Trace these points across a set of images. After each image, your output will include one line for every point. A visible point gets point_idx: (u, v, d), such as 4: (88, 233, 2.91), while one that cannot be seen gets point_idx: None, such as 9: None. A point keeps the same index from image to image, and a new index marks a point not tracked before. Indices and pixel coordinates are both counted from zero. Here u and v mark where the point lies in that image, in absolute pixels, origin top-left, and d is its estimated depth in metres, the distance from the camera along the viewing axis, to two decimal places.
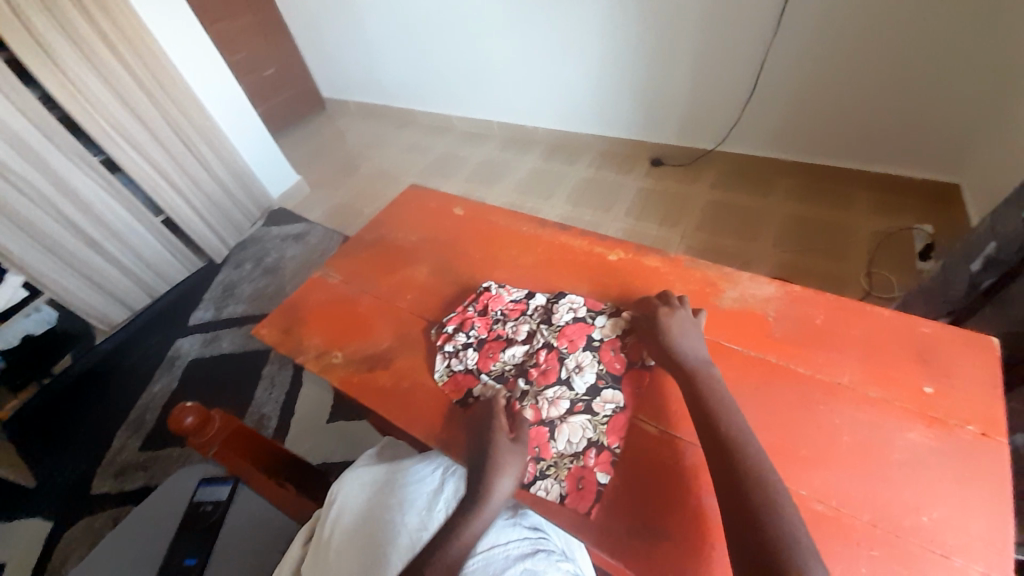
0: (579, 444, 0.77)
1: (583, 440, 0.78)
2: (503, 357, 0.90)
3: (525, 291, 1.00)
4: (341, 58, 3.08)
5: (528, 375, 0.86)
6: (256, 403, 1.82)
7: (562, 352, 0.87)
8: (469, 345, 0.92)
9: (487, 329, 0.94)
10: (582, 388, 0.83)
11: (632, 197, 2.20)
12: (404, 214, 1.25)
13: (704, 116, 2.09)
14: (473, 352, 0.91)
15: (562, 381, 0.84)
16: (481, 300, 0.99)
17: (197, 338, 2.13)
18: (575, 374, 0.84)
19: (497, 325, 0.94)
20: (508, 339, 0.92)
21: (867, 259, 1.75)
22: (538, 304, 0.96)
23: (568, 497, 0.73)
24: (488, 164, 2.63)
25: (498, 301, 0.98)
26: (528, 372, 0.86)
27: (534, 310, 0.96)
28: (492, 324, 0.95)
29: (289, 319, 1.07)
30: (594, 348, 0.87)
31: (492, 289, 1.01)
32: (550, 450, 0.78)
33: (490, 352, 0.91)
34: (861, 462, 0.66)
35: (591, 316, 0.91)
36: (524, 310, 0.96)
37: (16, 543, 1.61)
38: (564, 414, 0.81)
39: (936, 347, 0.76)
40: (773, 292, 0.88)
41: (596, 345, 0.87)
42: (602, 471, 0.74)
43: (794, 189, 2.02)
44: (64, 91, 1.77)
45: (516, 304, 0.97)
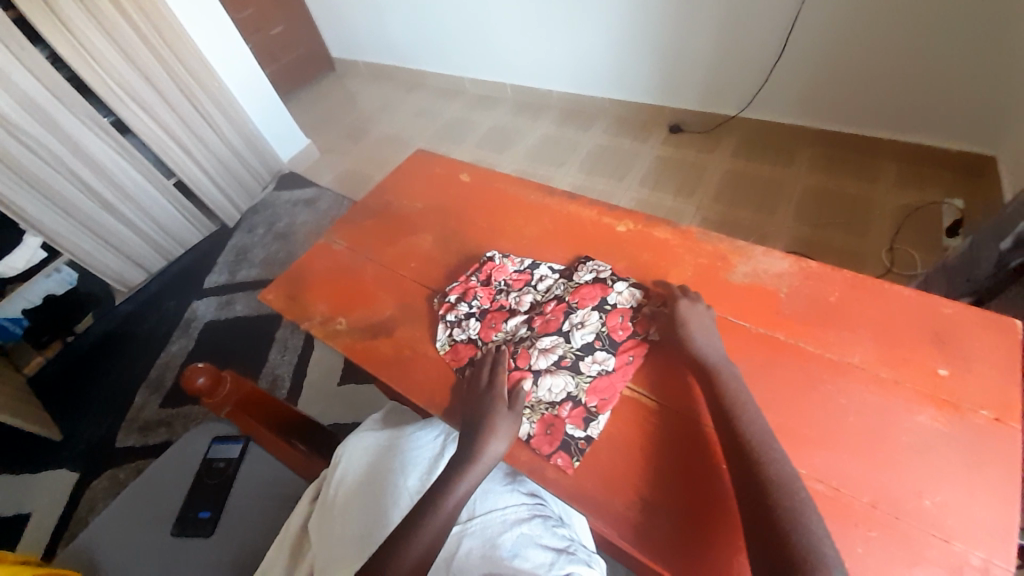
0: (558, 395, 0.80)
1: (563, 392, 0.80)
2: (505, 326, 0.89)
3: (529, 262, 0.98)
4: (350, 15, 2.97)
5: (526, 338, 0.86)
6: (270, 365, 1.87)
7: (570, 307, 0.88)
8: (471, 315, 0.91)
9: (490, 300, 0.93)
10: (577, 345, 0.83)
11: (647, 165, 2.13)
12: (409, 180, 1.23)
13: (728, 81, 1.98)
14: (475, 322, 0.90)
15: (561, 335, 0.85)
16: (484, 270, 0.98)
17: (212, 301, 2.17)
18: (576, 331, 0.85)
19: (500, 296, 0.93)
20: (511, 307, 0.92)
21: (891, 233, 1.68)
22: (542, 276, 0.95)
23: (534, 437, 0.78)
24: (500, 129, 2.55)
25: (501, 272, 0.97)
26: (531, 318, 0.89)
27: (538, 282, 0.94)
28: (494, 295, 0.93)
29: (294, 285, 1.07)
30: (604, 312, 0.86)
31: (495, 259, 0.99)
32: (531, 393, 0.81)
33: (493, 322, 0.90)
34: (865, 443, 0.65)
35: (612, 280, 0.89)
36: (527, 282, 0.95)
37: (48, 490, 1.71)
38: (551, 364, 0.82)
39: (955, 329, 0.73)
40: (786, 268, 0.85)
41: (607, 309, 0.86)
42: (573, 423, 0.77)
43: (818, 157, 1.93)
44: (71, 50, 1.74)
45: (520, 276, 0.96)
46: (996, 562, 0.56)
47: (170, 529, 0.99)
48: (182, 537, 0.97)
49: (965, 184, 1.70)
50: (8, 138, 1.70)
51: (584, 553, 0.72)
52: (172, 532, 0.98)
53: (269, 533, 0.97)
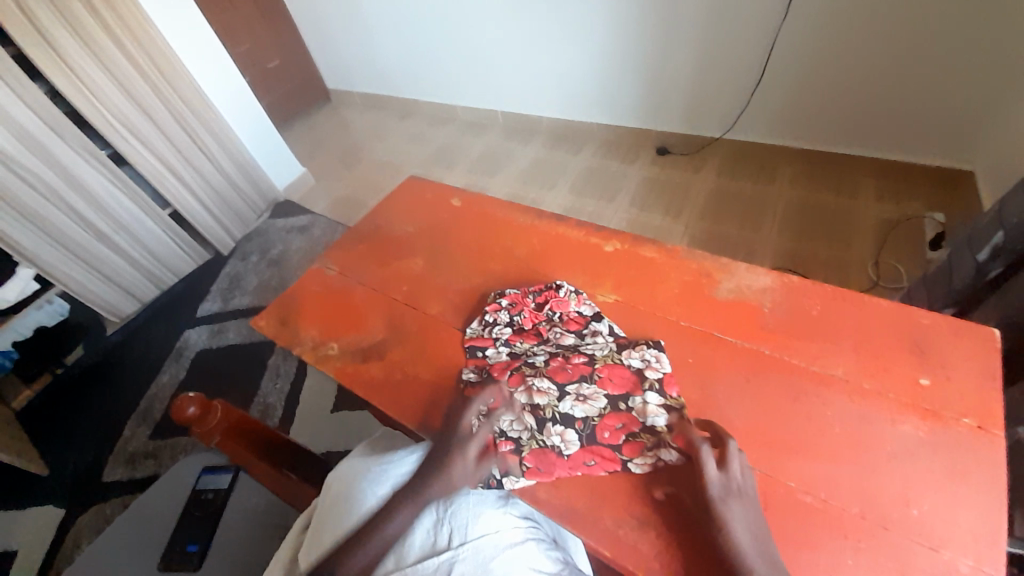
0: (508, 428, 0.80)
1: (515, 429, 0.80)
2: (531, 348, 0.89)
3: (594, 309, 0.91)
4: (344, 48, 3.06)
5: (536, 367, 0.85)
6: (262, 392, 1.85)
7: (591, 376, 0.81)
8: (505, 325, 0.92)
9: (530, 323, 0.92)
10: (562, 411, 0.79)
11: (635, 186, 2.18)
12: (400, 205, 1.25)
13: (710, 104, 2.05)
14: (505, 331, 0.91)
15: (558, 389, 0.81)
16: (546, 294, 0.95)
17: (204, 329, 2.16)
18: (572, 400, 0.80)
19: (543, 325, 0.91)
20: (541, 338, 0.90)
21: (875, 248, 1.71)
22: (594, 330, 0.88)
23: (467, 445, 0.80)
24: (491, 153, 2.61)
25: (562, 306, 0.92)
26: (553, 359, 0.85)
27: (587, 333, 0.88)
28: (538, 320, 0.92)
29: (286, 310, 1.07)
30: (617, 406, 0.77)
31: (561, 290, 0.95)
32: (496, 411, 0.82)
33: (521, 338, 0.90)
34: (852, 452, 0.66)
35: (652, 382, 0.78)
36: (579, 328, 0.89)
37: (31, 528, 1.66)
38: (524, 406, 0.81)
39: (934, 338, 0.74)
40: (769, 283, 0.86)
41: (620, 409, 0.77)
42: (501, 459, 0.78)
43: (800, 176, 1.98)
44: (69, 84, 1.78)
45: (578, 318, 0.91)
46: (985, 568, 0.56)
47: (155, 563, 0.96)
48: (167, 571, 0.95)
49: (944, 198, 1.75)
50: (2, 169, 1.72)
51: (581, 574, 0.72)
52: (158, 566, 0.95)
53: (257, 565, 0.94)
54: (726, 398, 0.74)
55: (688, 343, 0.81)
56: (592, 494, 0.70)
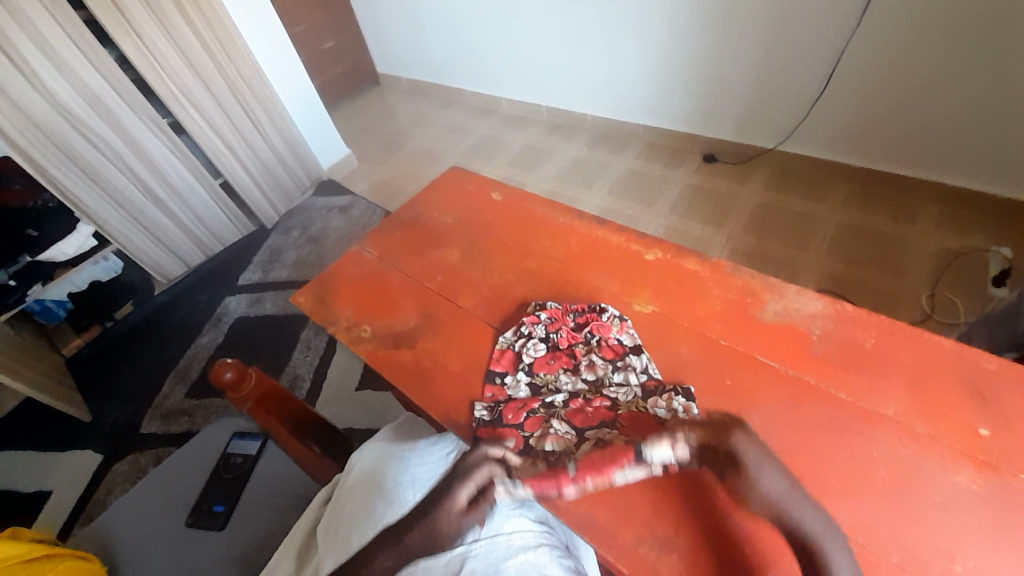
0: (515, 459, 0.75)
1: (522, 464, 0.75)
2: (556, 380, 0.85)
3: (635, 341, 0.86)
4: (396, 34, 3.09)
5: (554, 408, 0.81)
6: (292, 363, 1.91)
7: (611, 422, 0.76)
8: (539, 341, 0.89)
9: (566, 343, 0.88)
10: (577, 454, 0.74)
11: (677, 192, 2.12)
12: (441, 195, 1.26)
13: (765, 113, 1.97)
14: (539, 349, 0.88)
15: (575, 433, 0.77)
16: (588, 316, 0.91)
17: (244, 298, 2.24)
18: (590, 445, 0.74)
19: (577, 351, 0.87)
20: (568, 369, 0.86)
21: (931, 278, 1.61)
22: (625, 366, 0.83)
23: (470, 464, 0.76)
24: (532, 148, 2.59)
25: (605, 331, 0.87)
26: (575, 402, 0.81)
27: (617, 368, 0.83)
28: (573, 344, 0.88)
29: (323, 289, 1.10)
30: (635, 448, 0.72)
31: (604, 315, 0.90)
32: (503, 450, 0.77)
33: (552, 360, 0.87)
34: (895, 498, 0.62)
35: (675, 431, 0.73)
36: (613, 360, 0.84)
37: (74, 468, 1.78)
38: (535, 450, 0.76)
39: (997, 384, 0.69)
40: (819, 309, 0.82)
41: (638, 448, 0.72)
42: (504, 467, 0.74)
43: (856, 194, 1.88)
44: (137, 53, 1.87)
45: (614, 347, 0.86)
46: None
47: (184, 519, 1.01)
48: (194, 528, 0.99)
49: (1012, 231, 1.64)
50: (72, 131, 1.82)
51: None
52: (186, 522, 1.00)
53: (277, 533, 0.98)
54: (764, 426, 0.71)
55: (727, 364, 0.79)
56: (614, 505, 0.69)
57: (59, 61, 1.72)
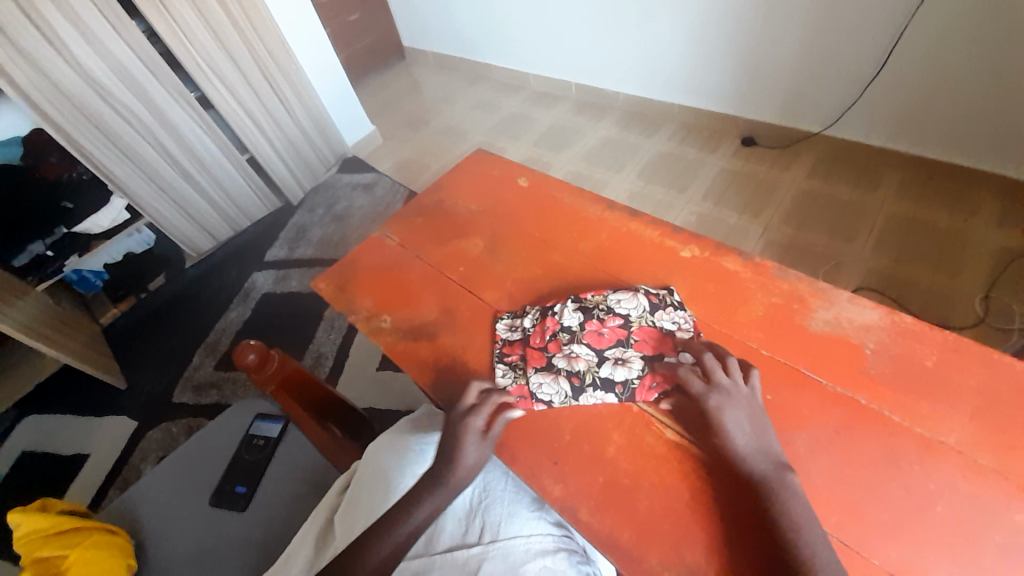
0: (539, 385, 0.80)
1: (547, 390, 0.79)
2: (575, 327, 0.82)
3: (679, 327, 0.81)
4: (422, 5, 2.99)
5: (573, 333, 0.82)
6: (316, 341, 1.93)
7: (627, 341, 0.80)
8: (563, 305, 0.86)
9: (589, 313, 0.83)
10: (602, 377, 0.78)
11: (713, 178, 2.01)
12: (466, 180, 1.21)
13: (815, 95, 1.82)
14: (562, 311, 0.85)
15: (596, 355, 0.80)
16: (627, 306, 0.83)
17: (269, 275, 2.27)
18: (612, 364, 0.79)
19: (604, 319, 0.82)
20: (570, 346, 0.81)
21: (990, 280, 1.49)
22: (648, 337, 0.80)
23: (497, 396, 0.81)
24: (560, 127, 2.50)
25: (646, 333, 0.81)
26: (592, 336, 0.81)
27: (640, 341, 0.80)
28: (598, 318, 0.82)
29: (345, 276, 1.08)
30: (654, 366, 0.77)
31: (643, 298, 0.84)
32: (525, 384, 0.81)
33: (569, 324, 0.83)
34: (954, 541, 0.57)
35: None
36: (640, 339, 0.80)
37: (110, 434, 1.86)
38: (558, 370, 0.80)
39: None
40: (874, 320, 0.75)
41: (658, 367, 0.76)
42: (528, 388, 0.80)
43: (910, 186, 1.74)
44: (164, 25, 1.84)
45: (652, 337, 0.80)
46: None
47: (208, 498, 1.03)
48: (217, 508, 1.01)
49: None
50: (102, 104, 1.83)
51: None
52: (210, 501, 1.02)
53: (299, 518, 0.99)
54: (808, 449, 0.66)
55: (769, 378, 0.73)
56: (639, 524, 0.66)
57: (87, 33, 1.71)
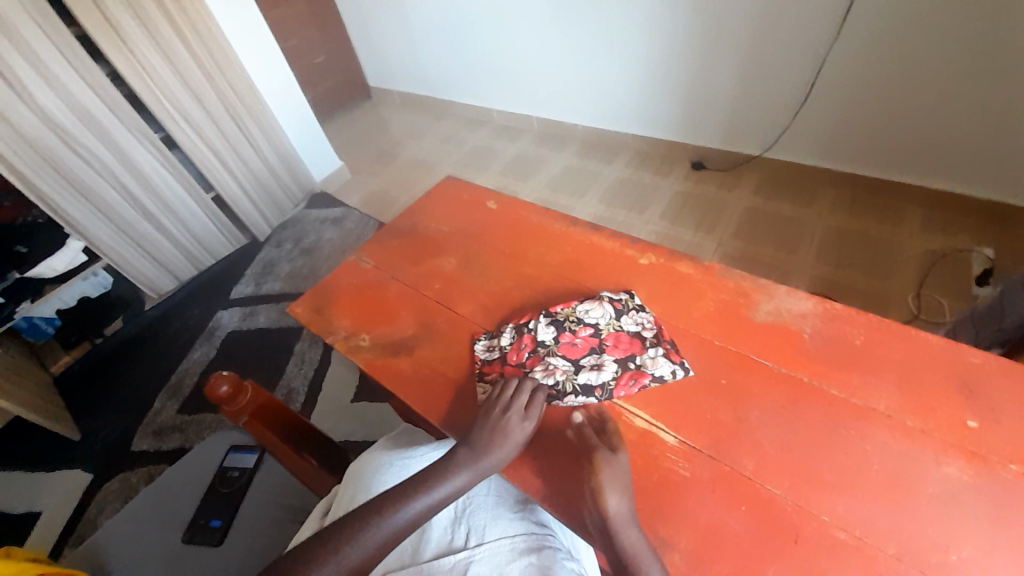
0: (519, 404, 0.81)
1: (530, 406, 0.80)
2: (550, 342, 0.87)
3: (649, 328, 0.88)
4: (386, 49, 3.13)
5: (549, 347, 0.87)
6: (287, 376, 1.90)
7: (600, 347, 0.86)
8: (536, 323, 0.91)
9: (561, 328, 0.89)
10: (582, 384, 0.82)
11: (668, 200, 2.15)
12: (437, 204, 1.27)
13: (751, 121, 2.01)
14: (537, 329, 0.90)
15: (573, 364, 0.84)
16: (596, 315, 0.90)
17: (236, 312, 2.23)
18: (589, 371, 0.83)
19: (576, 331, 0.88)
20: (547, 359, 0.86)
21: (917, 279, 1.65)
22: (618, 340, 0.86)
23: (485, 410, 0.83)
24: (523, 158, 2.62)
25: (616, 339, 0.87)
26: (566, 348, 0.86)
27: (611, 345, 0.86)
28: (571, 331, 0.89)
29: (321, 299, 1.10)
30: (626, 366, 0.83)
31: (609, 304, 0.91)
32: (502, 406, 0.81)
33: (544, 341, 0.88)
34: (891, 492, 0.64)
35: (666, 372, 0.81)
36: (611, 344, 0.86)
37: (62, 487, 1.74)
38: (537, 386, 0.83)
39: (982, 379, 0.71)
40: (810, 308, 0.84)
41: (631, 367, 0.83)
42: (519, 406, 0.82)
43: (842, 199, 1.93)
44: (129, 68, 1.87)
45: (622, 341, 0.86)
46: None
47: (180, 536, 1.00)
48: (190, 545, 0.98)
49: (992, 233, 1.69)
50: (61, 145, 1.81)
51: None
52: (182, 538, 0.98)
53: (277, 547, 0.97)
54: (761, 425, 0.72)
55: (724, 365, 0.80)
56: None
57: (49, 75, 1.71)
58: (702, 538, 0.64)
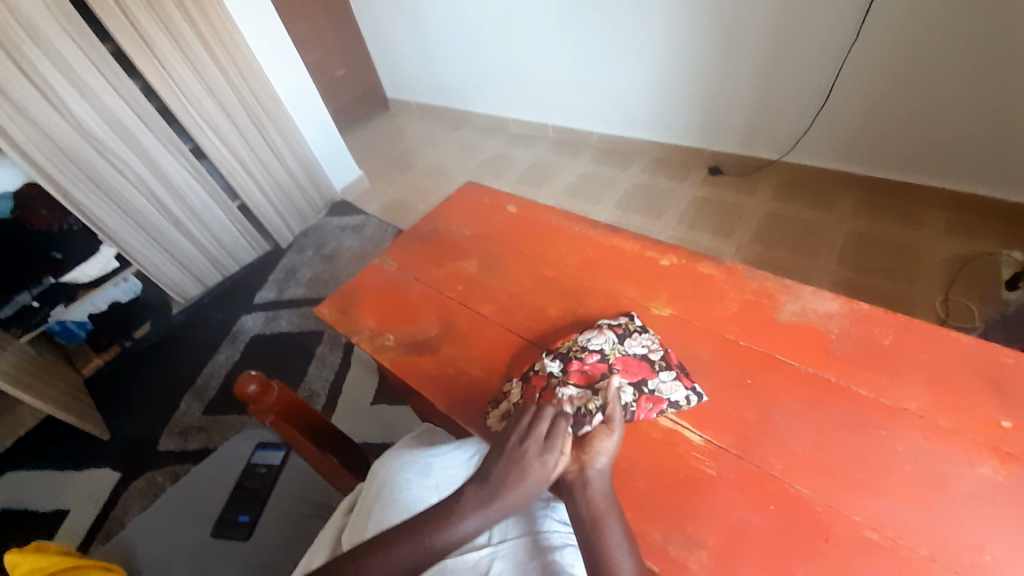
0: None
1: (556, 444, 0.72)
2: (559, 375, 0.83)
3: (654, 350, 0.85)
4: (404, 61, 3.21)
5: (558, 378, 0.82)
6: (308, 379, 1.93)
7: (610, 370, 0.82)
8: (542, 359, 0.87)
9: (568, 359, 0.85)
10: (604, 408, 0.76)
11: (685, 206, 2.15)
12: (457, 208, 1.30)
13: (769, 125, 2.00)
14: (545, 363, 0.86)
15: (587, 390, 0.80)
16: (601, 339, 0.87)
17: (259, 316, 2.28)
18: (607, 394, 0.78)
19: (582, 358, 0.85)
20: (561, 391, 0.80)
21: (944, 284, 1.61)
22: (627, 359, 0.84)
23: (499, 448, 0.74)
24: (539, 166, 2.65)
25: (626, 360, 0.84)
26: (576, 376, 0.82)
27: (620, 366, 0.83)
28: (578, 358, 0.85)
29: (346, 300, 1.13)
30: (640, 389, 0.80)
31: (610, 328, 0.89)
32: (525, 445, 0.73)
33: (552, 375, 0.83)
34: (922, 493, 0.63)
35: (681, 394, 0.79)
36: (619, 364, 0.83)
37: (92, 485, 1.80)
38: None
39: (1018, 380, 0.70)
40: (835, 308, 0.84)
41: (644, 390, 0.79)
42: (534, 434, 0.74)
43: (864, 203, 1.90)
44: (160, 80, 1.95)
45: (633, 361, 0.83)
46: None
47: (209, 531, 1.02)
48: (218, 539, 1.00)
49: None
50: (96, 156, 1.89)
51: None
52: (211, 533, 1.01)
53: (301, 542, 0.98)
54: (787, 424, 0.72)
55: (749, 364, 0.80)
56: (640, 504, 0.70)
57: (84, 87, 1.79)
58: (728, 536, 0.64)
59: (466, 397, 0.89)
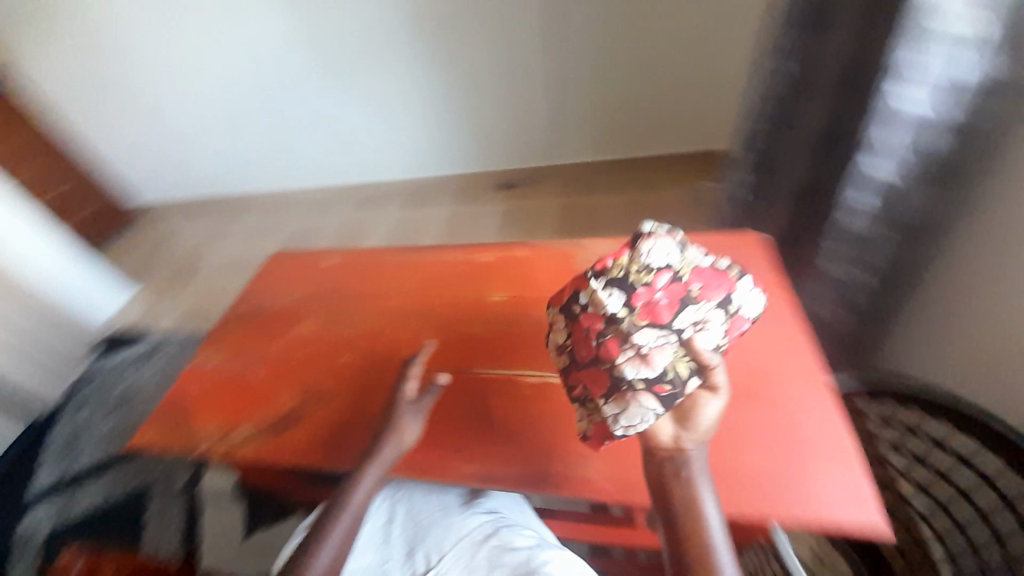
0: (635, 421, 0.70)
1: (643, 422, 0.69)
2: (634, 318, 0.71)
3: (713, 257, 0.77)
4: (148, 161, 2.85)
5: (626, 323, 0.71)
6: (147, 549, 1.54)
7: (690, 295, 0.72)
8: (605, 289, 0.73)
9: (637, 294, 0.72)
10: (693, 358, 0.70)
11: (491, 221, 2.39)
12: (274, 279, 1.24)
13: (527, 138, 2.41)
14: (611, 297, 0.72)
15: (669, 330, 0.71)
16: (664, 263, 0.73)
17: (44, 509, 1.72)
18: (691, 330, 0.72)
19: (653, 289, 0.72)
20: (637, 342, 0.70)
21: (683, 217, 2.17)
22: (698, 277, 0.74)
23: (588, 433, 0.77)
24: (345, 225, 2.62)
25: (700, 276, 0.74)
26: (654, 316, 0.71)
27: (695, 289, 0.73)
28: (652, 289, 0.72)
29: (175, 416, 0.98)
30: (721, 308, 0.75)
31: (654, 233, 0.74)
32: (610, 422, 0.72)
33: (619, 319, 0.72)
34: None
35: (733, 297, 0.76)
36: (690, 286, 0.73)
37: None
38: (638, 382, 0.70)
39: (727, 250, 1.05)
40: (615, 246, 1.09)
41: (725, 308, 0.75)
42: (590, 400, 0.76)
43: (614, 177, 2.42)
44: None
45: (705, 280, 0.74)
46: (808, 383, 0.82)
47: None
48: None
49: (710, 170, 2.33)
50: None
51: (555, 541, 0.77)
52: None
53: None
54: None
55: None
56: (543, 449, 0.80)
57: None
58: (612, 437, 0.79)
59: (353, 445, 0.86)
